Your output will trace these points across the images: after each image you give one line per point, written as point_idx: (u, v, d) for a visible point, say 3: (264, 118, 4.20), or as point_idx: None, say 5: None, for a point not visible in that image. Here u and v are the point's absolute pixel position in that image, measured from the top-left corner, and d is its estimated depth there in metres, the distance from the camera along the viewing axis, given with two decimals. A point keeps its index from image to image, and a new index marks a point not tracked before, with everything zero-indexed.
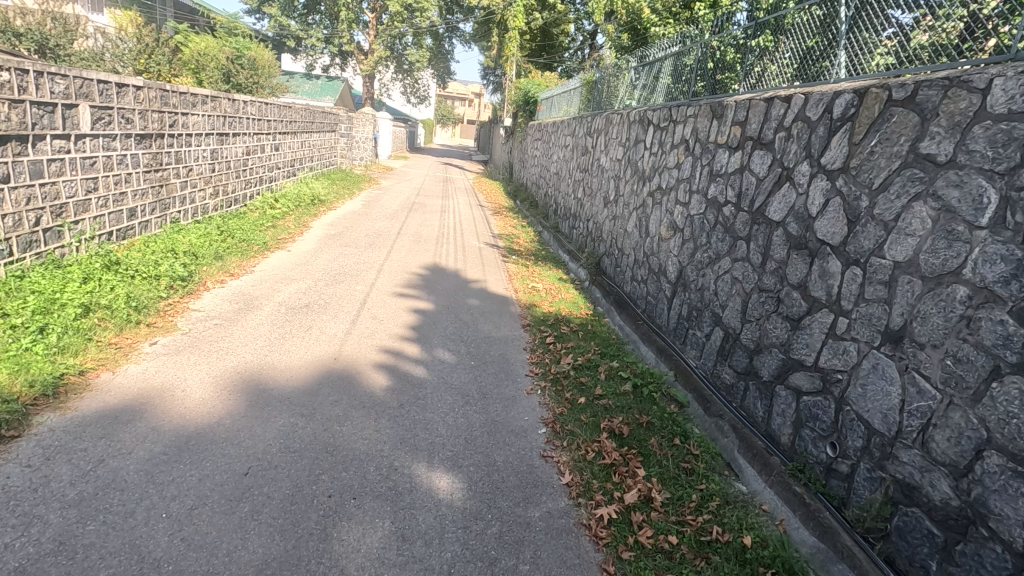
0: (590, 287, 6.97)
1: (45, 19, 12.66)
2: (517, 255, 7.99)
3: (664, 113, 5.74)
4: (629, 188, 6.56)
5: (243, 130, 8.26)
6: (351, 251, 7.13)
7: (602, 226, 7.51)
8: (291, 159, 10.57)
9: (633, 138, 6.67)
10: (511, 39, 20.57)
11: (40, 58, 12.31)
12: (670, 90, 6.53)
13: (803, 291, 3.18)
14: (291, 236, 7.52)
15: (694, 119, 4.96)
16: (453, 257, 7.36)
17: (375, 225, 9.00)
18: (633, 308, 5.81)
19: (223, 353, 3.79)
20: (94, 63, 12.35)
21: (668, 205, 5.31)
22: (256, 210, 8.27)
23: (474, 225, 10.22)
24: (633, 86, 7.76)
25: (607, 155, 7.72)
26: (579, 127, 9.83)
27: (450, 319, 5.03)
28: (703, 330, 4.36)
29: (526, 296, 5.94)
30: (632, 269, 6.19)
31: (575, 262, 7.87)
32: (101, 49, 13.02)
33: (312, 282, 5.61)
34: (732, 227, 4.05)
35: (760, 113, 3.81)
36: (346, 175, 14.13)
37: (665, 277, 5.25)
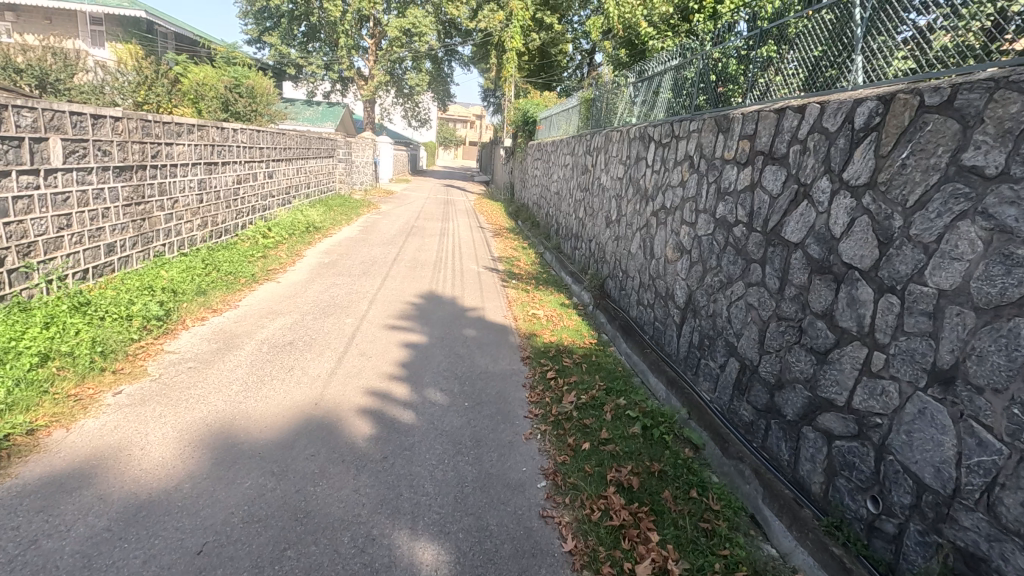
0: (594, 311, 6.64)
1: (46, 54, 12.77)
2: (517, 279, 7.68)
3: (665, 129, 5.47)
4: (631, 208, 6.27)
5: (233, 159, 8.07)
6: (343, 280, 6.85)
7: (604, 247, 7.21)
8: (285, 186, 10.39)
9: (634, 156, 6.40)
10: (509, 60, 20.59)
11: (41, 92, 12.43)
12: (671, 105, 6.27)
13: (829, 321, 2.84)
14: (282, 266, 7.25)
15: (697, 134, 4.68)
16: (449, 284, 7.07)
17: (370, 251, 8.74)
18: (640, 334, 5.48)
19: (192, 403, 3.47)
20: (93, 97, 12.39)
21: (673, 225, 5.00)
22: (247, 240, 8.04)
23: (473, 248, 9.94)
24: (632, 102, 7.52)
25: (607, 173, 7.46)
26: (578, 146, 9.60)
27: (444, 354, 4.70)
28: (717, 361, 4.02)
29: (526, 324, 5.61)
30: (637, 292, 5.86)
31: (578, 285, 7.56)
32: (98, 82, 13.04)
33: (299, 316, 5.30)
34: (745, 249, 3.73)
35: (771, 125, 3.52)
36: (344, 200, 13.95)
37: (673, 302, 4.92)
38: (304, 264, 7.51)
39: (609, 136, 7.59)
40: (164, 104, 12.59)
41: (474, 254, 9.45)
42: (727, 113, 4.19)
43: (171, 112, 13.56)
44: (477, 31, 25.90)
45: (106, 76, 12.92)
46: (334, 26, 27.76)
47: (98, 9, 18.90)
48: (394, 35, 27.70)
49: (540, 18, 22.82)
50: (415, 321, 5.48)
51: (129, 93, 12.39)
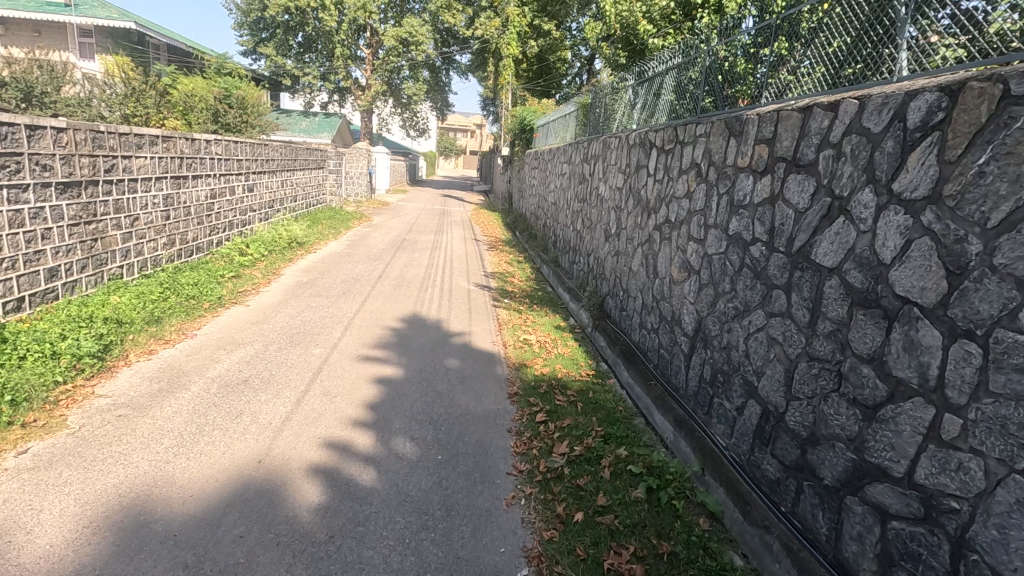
0: (593, 334, 6.07)
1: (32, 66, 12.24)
2: (510, 298, 7.12)
3: (668, 134, 4.94)
4: (632, 221, 5.73)
5: (205, 172, 7.56)
6: (319, 302, 6.29)
7: (603, 263, 6.66)
8: (267, 200, 9.87)
9: (634, 164, 5.87)
10: (506, 67, 20.17)
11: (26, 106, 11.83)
12: (673, 109, 5.74)
13: (879, 369, 2.28)
14: (255, 288, 6.71)
15: (705, 139, 4.14)
16: (435, 304, 6.52)
17: (354, 268, 8.19)
18: (643, 362, 4.91)
19: (109, 464, 2.90)
20: (76, 109, 12.04)
21: (678, 242, 4.45)
22: (220, 259, 7.50)
23: (465, 263, 9.39)
24: (632, 106, 6.99)
25: (605, 183, 6.92)
26: (575, 153, 9.09)
27: (419, 391, 4.13)
28: (733, 401, 3.45)
29: (516, 353, 5.05)
30: (639, 315, 5.30)
31: (576, 303, 7.00)
32: (81, 94, 12.61)
33: (261, 348, 4.75)
34: (765, 272, 3.17)
35: (794, 126, 2.98)
36: (333, 213, 13.42)
37: (680, 328, 4.36)
38: (279, 285, 6.96)
39: (606, 142, 7.06)
40: (149, 116, 12.18)
41: (465, 269, 8.89)
42: (739, 114, 3.66)
43: (156, 124, 13.15)
44: (474, 39, 25.61)
45: (88, 88, 12.50)
46: (330, 36, 27.46)
47: (86, 21, 18.57)
48: (391, 44, 27.39)
49: (538, 25, 22.49)
50: (392, 351, 4.92)
51: (112, 105, 11.98)
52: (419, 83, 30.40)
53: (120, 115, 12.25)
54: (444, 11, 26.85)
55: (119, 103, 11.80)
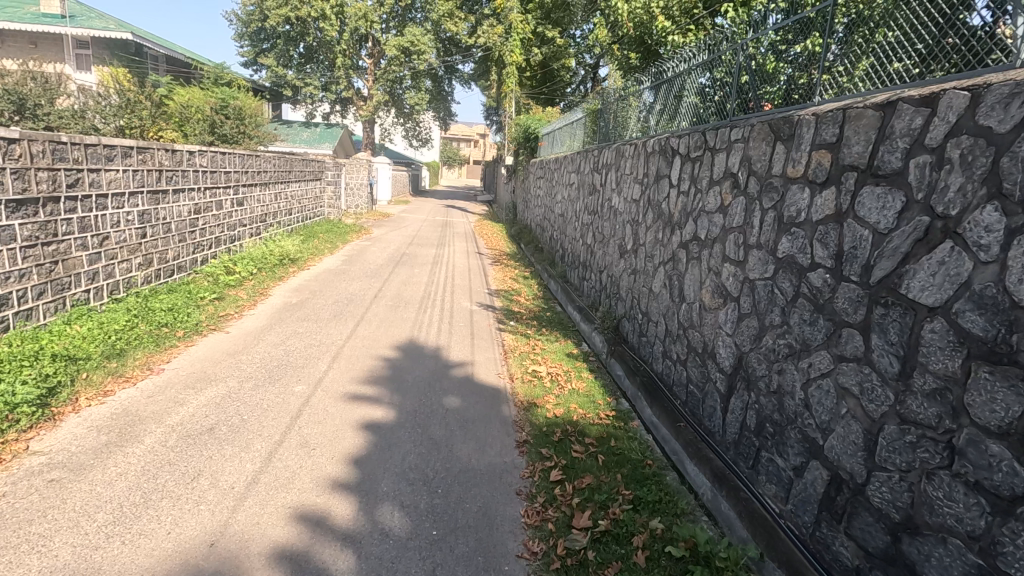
0: (608, 361, 5.49)
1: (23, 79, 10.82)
2: (516, 320, 6.55)
3: (693, 140, 4.39)
4: (651, 237, 5.16)
5: (188, 185, 7.05)
6: (306, 327, 5.73)
7: (618, 281, 6.10)
8: (258, 214, 9.35)
9: (652, 173, 5.32)
10: (509, 74, 19.72)
11: (19, 121, 10.17)
12: (694, 113, 5.21)
13: (1020, 449, 1.70)
14: (238, 311, 6.16)
15: (741, 145, 3.58)
16: (434, 329, 5.96)
17: (348, 287, 7.64)
18: (669, 399, 4.33)
19: (22, 553, 2.33)
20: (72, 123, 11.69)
21: (711, 262, 3.88)
22: (203, 280, 6.97)
23: (468, 279, 8.82)
24: (647, 112, 6.46)
25: (619, 195, 6.36)
26: (584, 162, 8.56)
27: (412, 439, 3.57)
28: (788, 460, 2.86)
29: (523, 388, 4.47)
30: (663, 343, 4.73)
31: (588, 325, 6.43)
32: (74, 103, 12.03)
33: (235, 385, 4.18)
34: (831, 306, 2.59)
35: (869, 127, 2.41)
36: (331, 226, 12.91)
37: (715, 363, 3.78)
38: (266, 308, 6.42)
39: (619, 150, 6.52)
40: (144, 128, 11.86)
41: (468, 286, 8.33)
42: (786, 116, 3.11)
43: (148, 136, 12.73)
44: (477, 47, 25.36)
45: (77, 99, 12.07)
46: (331, 46, 27.24)
47: (82, 32, 18.29)
48: (392, 54, 27.15)
49: (541, 32, 22.24)
50: (384, 388, 4.35)
51: (106, 117, 11.69)
52: (421, 92, 30.10)
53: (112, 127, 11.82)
54: (445, 19, 26.83)
55: (114, 114, 11.10)
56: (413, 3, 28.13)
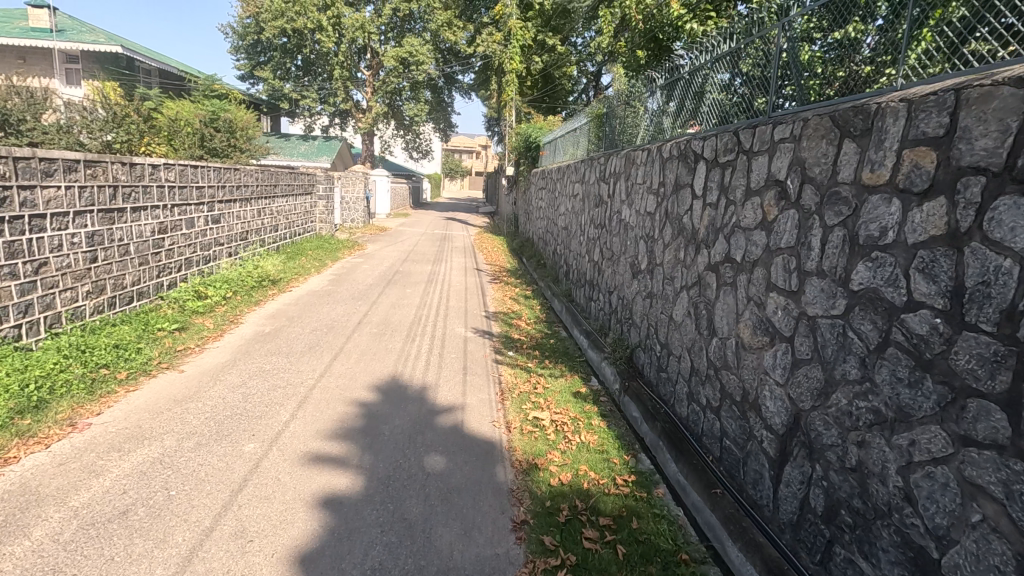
0: (621, 399, 4.74)
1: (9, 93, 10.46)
2: (515, 349, 5.80)
3: (721, 142, 3.67)
4: (671, 257, 4.43)
5: (151, 202, 6.38)
6: (273, 364, 5.00)
7: (631, 305, 5.38)
8: (236, 232, 8.68)
9: (669, 183, 4.61)
10: (509, 82, 19.06)
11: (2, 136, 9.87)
12: (718, 111, 4.49)
13: None
14: (201, 343, 5.45)
15: (789, 146, 2.86)
16: (421, 362, 5.24)
17: (329, 313, 6.92)
18: (699, 454, 3.57)
19: None
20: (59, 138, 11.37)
21: (752, 291, 3.15)
22: (167, 307, 6.28)
23: (463, 300, 8.09)
24: (661, 113, 5.76)
25: (630, 207, 5.64)
26: (588, 172, 7.87)
27: (381, 521, 2.82)
28: (879, 568, 2.11)
29: (522, 443, 3.73)
30: (688, 383, 3.98)
31: (597, 354, 5.69)
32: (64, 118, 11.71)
33: (173, 445, 3.45)
34: (948, 365, 1.85)
35: (1005, 112, 1.69)
36: (321, 243, 12.25)
37: (759, 417, 3.03)
38: (234, 339, 5.69)
39: (629, 156, 5.81)
40: (128, 142, 11.38)
41: (464, 308, 7.59)
42: (857, 105, 2.39)
43: (130, 150, 12.14)
44: (476, 56, 24.91)
45: (55, 113, 11.55)
46: (328, 58, 26.86)
47: (71, 46, 17.89)
48: (391, 64, 26.74)
49: (541, 40, 21.78)
50: (354, 444, 3.61)
51: (91, 131, 11.32)
52: (420, 103, 29.48)
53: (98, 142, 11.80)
54: (444, 29, 26.69)
55: (99, 129, 10.75)
56: (411, 14, 27.79)
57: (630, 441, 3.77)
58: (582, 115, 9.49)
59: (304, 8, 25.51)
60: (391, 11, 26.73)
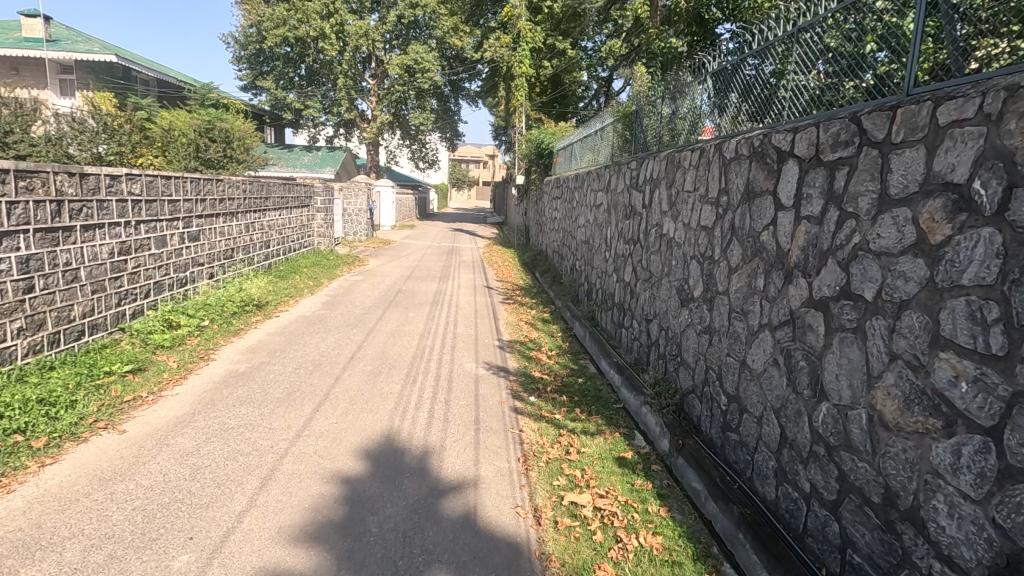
0: (675, 464, 3.72)
1: None
2: (537, 392, 4.80)
3: (826, 133, 2.69)
4: (743, 285, 3.45)
5: (109, 219, 5.47)
6: (239, 420, 4.03)
7: (682, 339, 4.40)
8: (219, 250, 7.78)
9: (734, 191, 3.64)
10: (518, 88, 18.06)
11: None
12: (793, 101, 3.53)
13: None
14: (156, 390, 4.49)
15: (975, 130, 1.87)
16: (423, 414, 4.27)
17: (317, 346, 5.95)
18: (806, 568, 2.56)
19: None
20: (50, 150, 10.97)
21: (899, 346, 2.16)
22: (126, 343, 5.35)
23: (472, 326, 7.09)
24: (712, 109, 4.80)
25: (676, 220, 4.66)
26: (615, 178, 6.93)
27: None
28: None
29: (558, 547, 2.72)
30: (778, 456, 2.97)
31: (637, 398, 4.68)
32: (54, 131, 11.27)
33: (74, 559, 2.48)
34: None
35: None
36: (318, 259, 11.37)
37: (923, 538, 2.02)
38: (199, 384, 4.72)
39: (672, 159, 4.84)
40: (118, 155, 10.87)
41: (472, 336, 6.59)
42: None
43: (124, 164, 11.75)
44: (482, 62, 24.13)
45: (46, 125, 11.11)
46: (331, 67, 26.24)
47: (64, 55, 17.34)
48: (395, 72, 26.05)
49: (551, 44, 20.94)
50: (327, 552, 2.62)
51: (81, 143, 10.84)
52: (426, 112, 28.52)
53: (89, 153, 11.40)
54: (450, 35, 25.99)
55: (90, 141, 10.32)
56: (416, 21, 27.15)
57: (704, 542, 2.75)
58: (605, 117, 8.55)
59: (306, 16, 24.93)
60: (395, 18, 26.09)
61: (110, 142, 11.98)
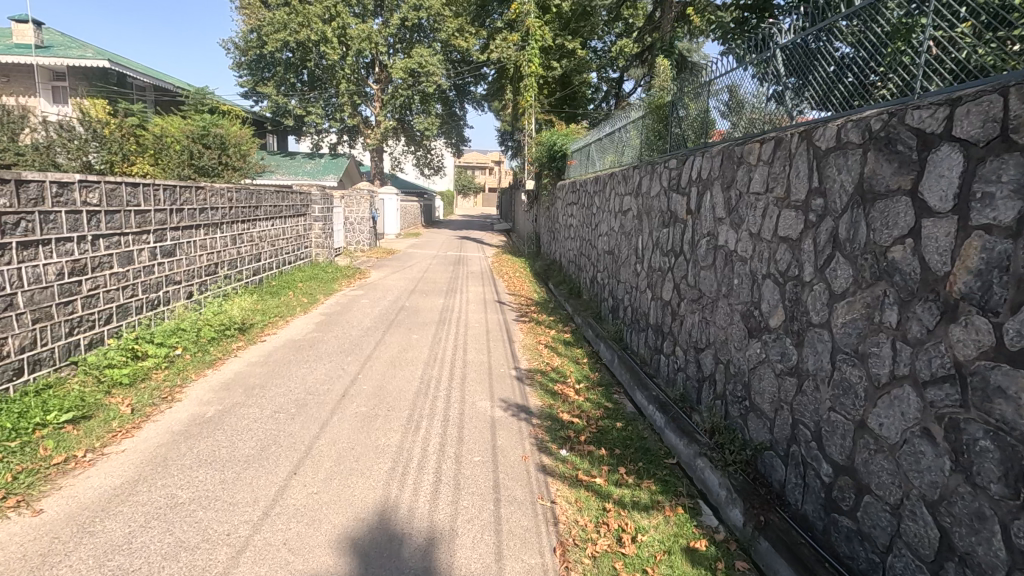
0: (758, 551, 2.83)
1: None
2: (568, 442, 3.90)
3: (1021, 103, 1.80)
4: (857, 319, 2.55)
5: (57, 233, 4.61)
6: (192, 491, 3.16)
7: (753, 380, 3.49)
8: (199, 266, 6.95)
9: (837, 191, 2.74)
10: (528, 88, 17.22)
11: None
12: (899, 75, 2.65)
13: None
14: (97, 447, 3.61)
15: None
16: (427, 478, 3.38)
17: (304, 379, 5.08)
18: None
19: None
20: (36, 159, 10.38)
21: None
22: (75, 381, 4.49)
23: (484, 350, 6.20)
24: (781, 90, 3.90)
25: (739, 229, 3.78)
26: (646, 180, 6.06)
27: None
28: None
29: None
30: (936, 571, 2.07)
31: (690, 450, 3.78)
32: (40, 139, 10.66)
33: None
34: None
35: None
36: (315, 273, 10.54)
37: None
38: (153, 436, 3.86)
39: (730, 154, 3.95)
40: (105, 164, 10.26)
41: (485, 364, 5.71)
42: None
43: (114, 173, 11.18)
44: (488, 65, 23.40)
45: (35, 133, 10.59)
46: (334, 72, 25.61)
47: (55, 61, 16.74)
48: (399, 77, 25.38)
49: (560, 43, 20.18)
50: None
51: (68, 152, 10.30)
52: (431, 117, 27.83)
53: (78, 162, 10.81)
54: (455, 37, 25.36)
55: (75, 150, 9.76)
56: (420, 24, 26.56)
57: None
58: (636, 108, 7.65)
59: (307, 20, 24.35)
60: (398, 21, 25.47)
61: (100, 151, 11.37)
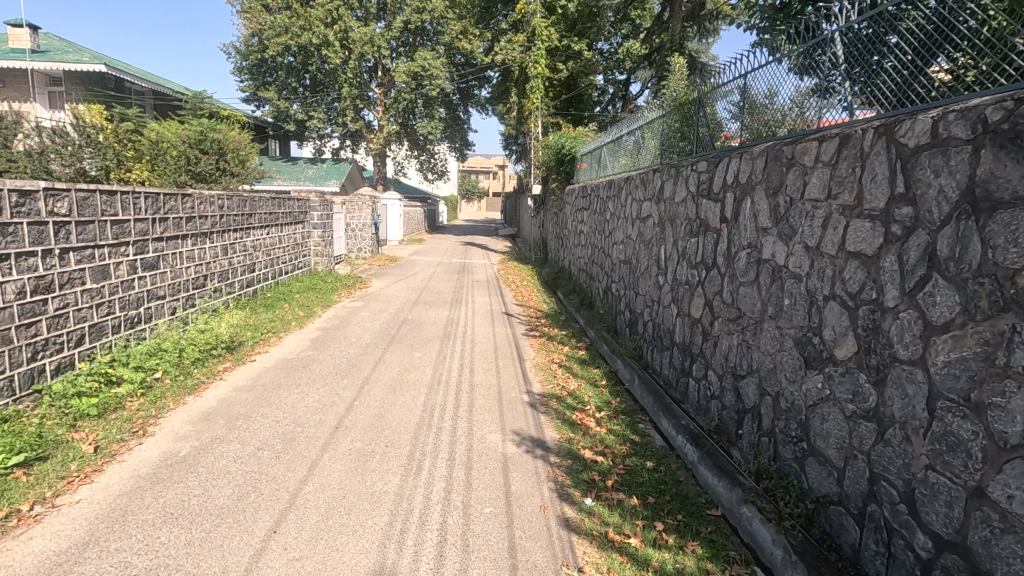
0: None
1: None
2: (592, 488, 3.38)
3: None
4: (968, 358, 2.03)
5: (18, 248, 4.12)
6: (151, 557, 2.65)
7: (814, 419, 2.97)
8: (186, 279, 6.47)
9: (933, 197, 2.23)
10: (534, 89, 16.71)
11: None
12: (1015, 54, 2.17)
13: None
14: (46, 499, 3.11)
15: None
16: (429, 538, 2.86)
17: (293, 407, 4.57)
18: None
19: None
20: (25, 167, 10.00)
21: None
22: (35, 414, 3.99)
23: (492, 371, 5.68)
24: (828, 83, 3.43)
25: (791, 241, 3.26)
26: (668, 185, 5.57)
27: None
28: None
29: None
30: None
31: (733, 496, 3.26)
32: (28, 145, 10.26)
33: None
34: None
35: None
36: (313, 283, 10.06)
37: None
38: (115, 482, 3.35)
39: (779, 154, 3.43)
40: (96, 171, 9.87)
41: (494, 388, 5.19)
42: None
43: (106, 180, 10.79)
44: (493, 67, 22.97)
45: (23, 139, 10.19)
46: (336, 76, 25.26)
47: (51, 65, 16.41)
48: (402, 80, 25.01)
49: (566, 44, 19.72)
50: None
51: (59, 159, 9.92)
52: (435, 121, 27.42)
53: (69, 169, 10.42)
54: (459, 39, 24.97)
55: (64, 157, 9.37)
56: (422, 26, 26.28)
57: None
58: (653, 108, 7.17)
59: (309, 23, 24.02)
60: (401, 24, 25.34)
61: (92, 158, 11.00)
